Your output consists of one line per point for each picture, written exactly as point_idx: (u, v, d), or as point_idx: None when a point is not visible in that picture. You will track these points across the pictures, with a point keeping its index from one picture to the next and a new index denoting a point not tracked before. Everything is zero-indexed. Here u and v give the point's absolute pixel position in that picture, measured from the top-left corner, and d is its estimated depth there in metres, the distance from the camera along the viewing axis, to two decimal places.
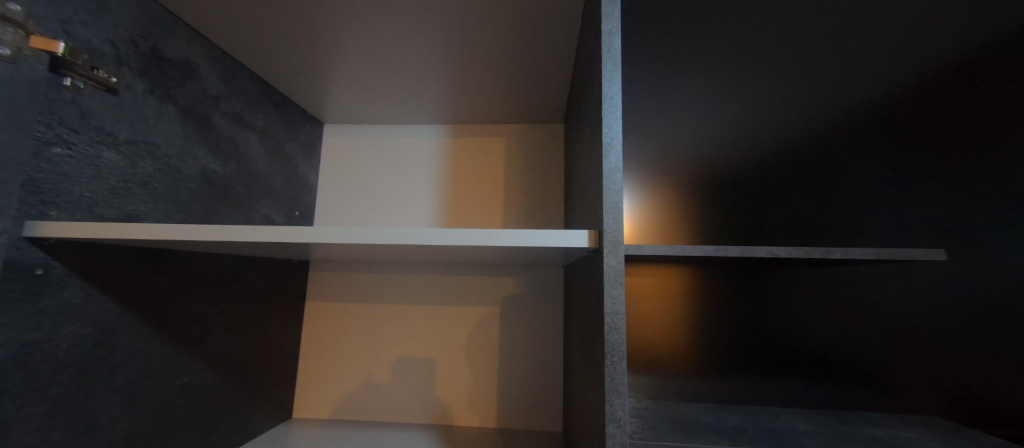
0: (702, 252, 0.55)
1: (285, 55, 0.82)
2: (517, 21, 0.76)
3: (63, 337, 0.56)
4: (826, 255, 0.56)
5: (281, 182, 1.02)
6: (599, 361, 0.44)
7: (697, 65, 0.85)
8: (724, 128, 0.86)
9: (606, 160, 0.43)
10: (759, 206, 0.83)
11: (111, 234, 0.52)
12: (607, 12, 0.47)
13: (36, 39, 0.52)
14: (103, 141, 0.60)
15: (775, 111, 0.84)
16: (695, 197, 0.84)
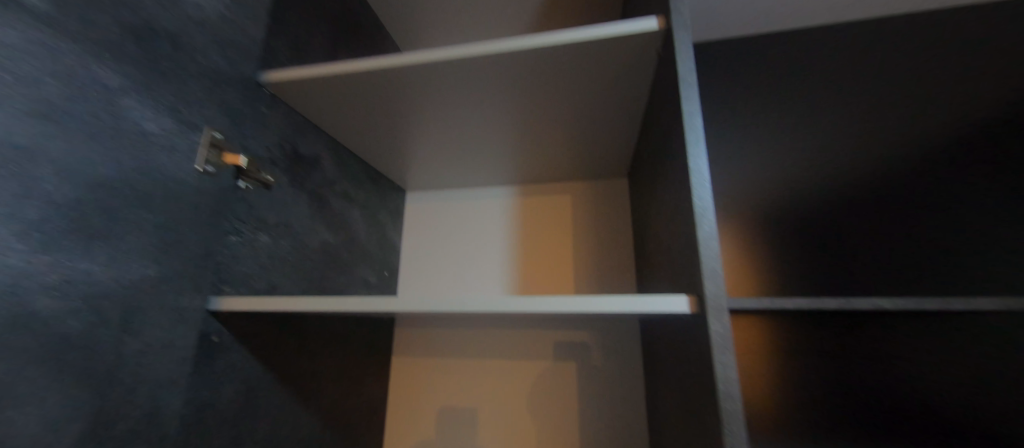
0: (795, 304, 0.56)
1: (385, 139, 0.96)
2: (595, 100, 0.83)
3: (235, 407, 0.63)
4: (942, 306, 0.54)
5: (376, 247, 1.14)
6: (711, 429, 0.43)
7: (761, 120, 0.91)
8: (806, 176, 0.86)
9: (700, 228, 0.45)
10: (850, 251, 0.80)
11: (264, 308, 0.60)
12: (686, 93, 0.52)
13: (226, 155, 0.60)
14: (259, 228, 0.70)
15: (851, 156, 0.84)
16: (782, 248, 0.82)
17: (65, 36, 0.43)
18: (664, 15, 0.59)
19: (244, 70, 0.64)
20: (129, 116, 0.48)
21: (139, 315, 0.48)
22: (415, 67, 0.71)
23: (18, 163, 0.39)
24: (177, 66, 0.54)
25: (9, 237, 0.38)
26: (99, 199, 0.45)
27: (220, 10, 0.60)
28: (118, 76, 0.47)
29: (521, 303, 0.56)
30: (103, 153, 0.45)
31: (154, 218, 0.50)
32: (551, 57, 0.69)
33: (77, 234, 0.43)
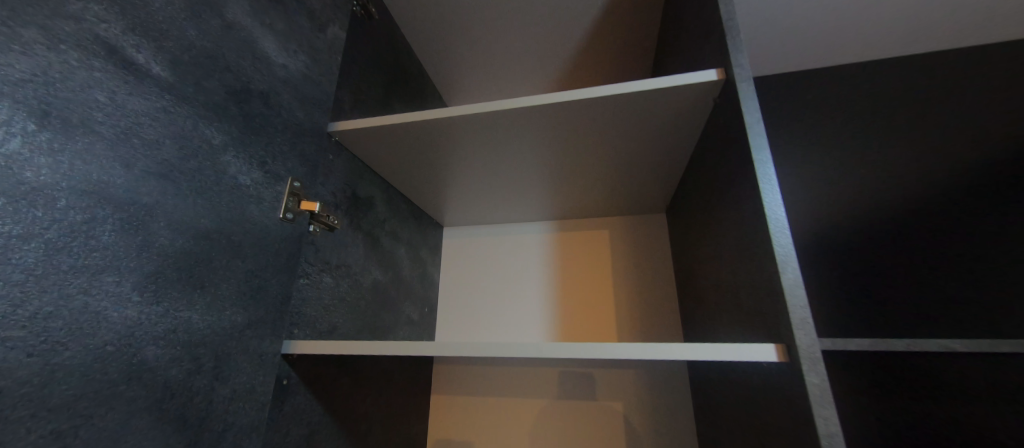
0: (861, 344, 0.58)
1: (434, 179, 0.99)
2: (646, 145, 0.82)
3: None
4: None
5: (419, 283, 1.15)
6: None
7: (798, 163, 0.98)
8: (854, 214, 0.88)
9: (785, 277, 0.47)
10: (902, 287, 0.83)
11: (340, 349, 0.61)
12: (756, 143, 0.54)
13: (302, 203, 0.63)
14: (324, 269, 0.72)
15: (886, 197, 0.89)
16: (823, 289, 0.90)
17: (183, 102, 0.46)
18: (724, 67, 0.61)
19: (318, 123, 0.69)
20: (229, 171, 0.51)
21: (229, 361, 0.50)
22: (475, 118, 0.74)
23: (139, 220, 0.42)
24: (267, 122, 0.58)
25: (129, 291, 0.40)
26: (201, 250, 0.47)
27: (303, 69, 0.65)
28: (221, 134, 0.51)
29: (602, 349, 0.54)
30: (206, 207, 0.48)
31: (245, 266, 0.53)
32: (610, 105, 0.69)
33: (182, 284, 0.45)
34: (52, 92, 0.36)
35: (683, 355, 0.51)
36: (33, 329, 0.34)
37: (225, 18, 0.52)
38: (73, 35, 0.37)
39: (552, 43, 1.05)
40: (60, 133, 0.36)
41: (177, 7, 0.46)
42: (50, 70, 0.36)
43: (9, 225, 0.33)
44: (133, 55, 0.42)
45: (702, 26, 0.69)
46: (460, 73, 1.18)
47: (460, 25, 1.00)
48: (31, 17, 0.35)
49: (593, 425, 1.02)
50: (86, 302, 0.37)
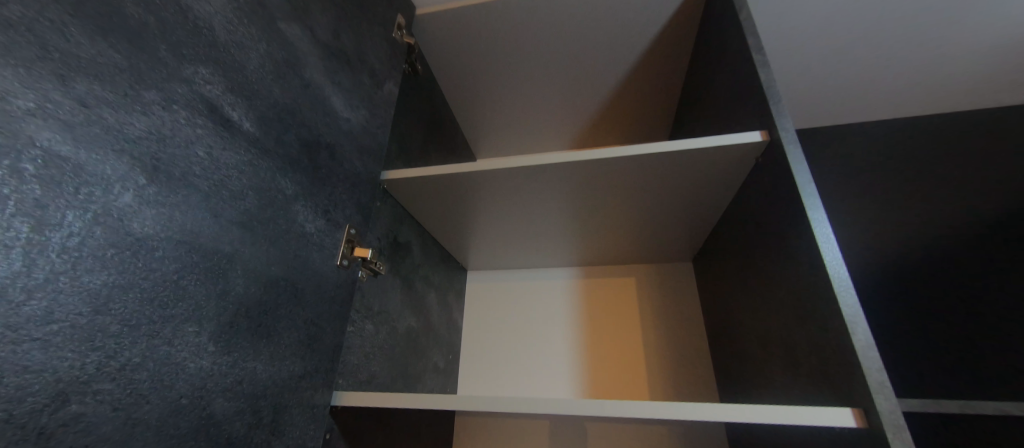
0: None
1: (467, 226, 1.00)
2: (683, 199, 0.83)
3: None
4: None
5: (446, 329, 1.13)
6: None
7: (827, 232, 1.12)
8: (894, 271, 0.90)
9: (856, 338, 0.47)
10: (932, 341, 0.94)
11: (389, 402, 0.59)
12: (811, 202, 0.55)
13: (356, 249, 0.64)
14: (367, 316, 0.71)
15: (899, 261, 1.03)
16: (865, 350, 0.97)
17: (264, 155, 0.49)
18: (768, 129, 0.63)
19: (372, 172, 0.72)
20: (297, 220, 0.53)
21: (284, 413, 0.49)
22: (519, 169, 0.76)
23: (220, 269, 0.43)
24: (330, 173, 0.60)
25: (206, 341, 0.40)
26: (269, 298, 0.48)
27: (362, 122, 0.68)
28: (294, 186, 0.53)
29: (674, 408, 0.53)
30: (276, 255, 0.50)
31: (306, 313, 0.54)
32: (651, 161, 0.71)
33: (250, 333, 0.45)
34: (161, 147, 0.38)
35: (760, 417, 0.50)
36: (121, 382, 0.33)
37: (304, 79, 0.56)
38: (183, 95, 0.40)
39: (582, 98, 1.09)
40: (164, 186, 0.38)
41: (267, 70, 0.50)
42: (163, 128, 0.38)
43: (113, 275, 0.33)
44: (229, 112, 0.45)
45: (736, 90, 0.73)
46: (491, 126, 1.22)
47: (496, 83, 1.05)
48: (154, 80, 0.38)
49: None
50: (169, 352, 0.37)
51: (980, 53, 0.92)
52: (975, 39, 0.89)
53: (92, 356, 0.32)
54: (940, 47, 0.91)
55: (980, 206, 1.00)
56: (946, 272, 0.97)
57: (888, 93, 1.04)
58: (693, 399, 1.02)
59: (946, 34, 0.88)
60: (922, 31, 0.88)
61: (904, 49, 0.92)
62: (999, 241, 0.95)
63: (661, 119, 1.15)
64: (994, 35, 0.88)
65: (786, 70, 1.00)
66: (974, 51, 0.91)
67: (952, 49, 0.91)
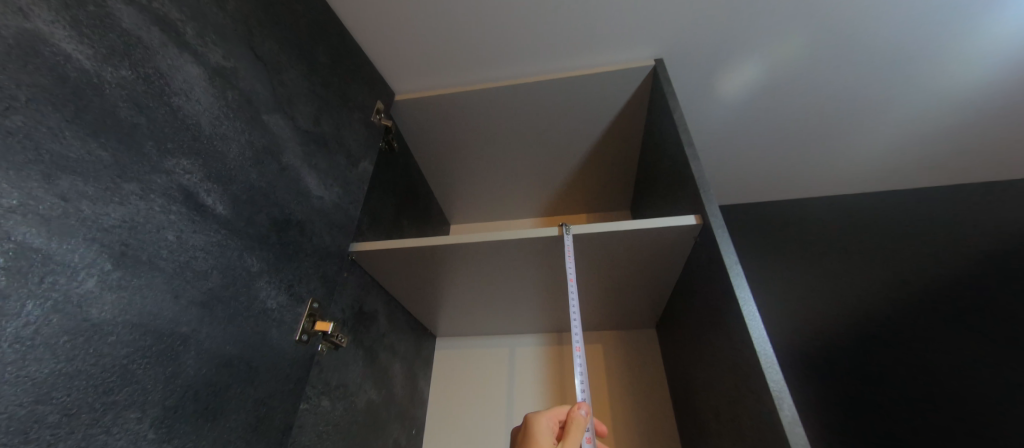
0: None
1: (435, 295, 1.02)
2: (637, 272, 0.87)
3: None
4: None
5: (409, 401, 1.09)
6: None
7: (776, 307, 1.20)
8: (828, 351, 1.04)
9: (783, 414, 0.50)
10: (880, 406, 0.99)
11: None
12: (738, 281, 0.61)
13: (317, 323, 0.65)
14: (323, 392, 0.70)
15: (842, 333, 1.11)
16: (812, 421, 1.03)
17: (234, 235, 0.52)
18: (701, 214, 0.70)
19: (341, 245, 0.74)
20: (259, 296, 0.55)
21: None
22: (481, 243, 0.80)
23: (172, 351, 0.43)
24: (298, 248, 0.63)
25: (146, 428, 0.40)
26: (219, 379, 0.48)
27: (335, 199, 0.72)
28: (259, 263, 0.55)
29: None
30: (232, 333, 0.50)
31: (256, 392, 0.53)
32: (603, 238, 0.76)
33: (194, 416, 0.45)
34: (132, 234, 0.40)
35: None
36: None
37: (281, 163, 0.60)
38: (161, 185, 0.43)
39: (548, 173, 1.17)
40: (128, 270, 0.40)
41: (246, 157, 0.55)
42: (137, 217, 0.41)
43: (62, 363, 0.34)
44: (204, 198, 0.48)
45: (677, 177, 0.81)
46: (463, 198, 1.28)
47: (468, 158, 1.12)
48: (135, 173, 0.41)
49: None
50: (105, 442, 0.36)
51: (873, 149, 1.12)
52: (874, 132, 1.06)
53: None
54: (838, 145, 1.11)
55: (894, 278, 1.15)
56: (877, 336, 1.08)
57: (804, 173, 1.22)
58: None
59: (853, 124, 1.04)
60: (832, 126, 1.05)
61: (818, 141, 1.10)
62: (908, 307, 1.09)
63: (622, 195, 1.23)
64: (893, 127, 1.05)
65: (720, 154, 1.16)
66: (869, 147, 1.12)
67: (846, 147, 1.12)
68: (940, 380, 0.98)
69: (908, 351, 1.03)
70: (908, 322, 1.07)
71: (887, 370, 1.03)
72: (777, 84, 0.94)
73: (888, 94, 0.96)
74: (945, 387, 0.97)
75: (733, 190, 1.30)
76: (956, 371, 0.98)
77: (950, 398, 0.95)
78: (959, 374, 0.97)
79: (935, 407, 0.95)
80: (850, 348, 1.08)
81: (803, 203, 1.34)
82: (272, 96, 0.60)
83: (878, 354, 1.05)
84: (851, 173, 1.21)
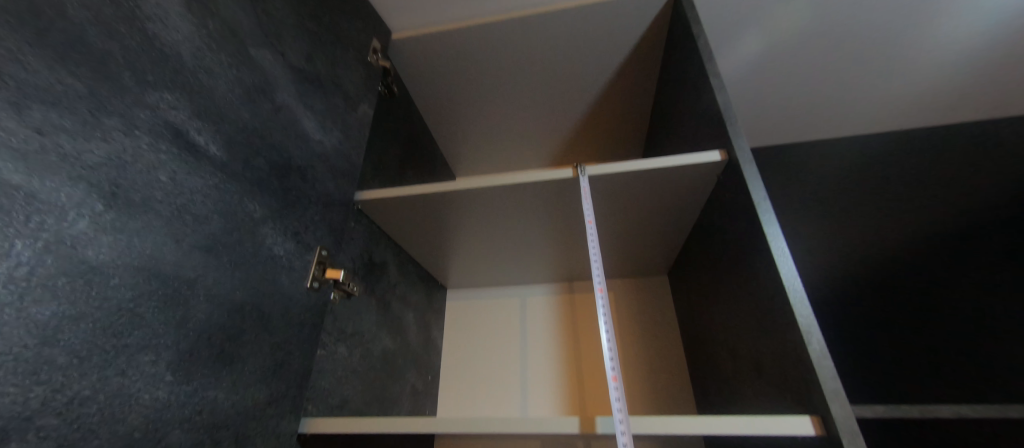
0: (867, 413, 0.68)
1: (444, 245, 1.00)
2: (653, 215, 0.84)
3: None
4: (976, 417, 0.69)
5: (423, 349, 1.11)
6: None
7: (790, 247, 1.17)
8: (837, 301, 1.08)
9: (812, 348, 0.49)
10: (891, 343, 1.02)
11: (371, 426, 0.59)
12: (766, 218, 0.58)
13: (328, 271, 0.64)
14: (340, 339, 0.70)
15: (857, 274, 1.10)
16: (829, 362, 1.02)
17: (232, 178, 0.49)
18: (726, 149, 0.65)
19: (346, 193, 0.72)
20: (266, 242, 0.53)
21: (248, 442, 0.48)
22: (491, 188, 0.77)
23: (180, 296, 0.42)
24: (302, 194, 0.60)
25: (163, 371, 0.39)
26: (233, 324, 0.47)
27: (336, 144, 0.68)
28: (262, 208, 0.53)
29: (660, 424, 0.53)
30: (241, 280, 0.49)
31: (272, 337, 0.53)
32: (620, 179, 0.72)
33: (211, 361, 0.44)
34: (120, 174, 0.37)
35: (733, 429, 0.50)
36: (68, 417, 0.32)
37: (275, 102, 0.57)
38: (146, 121, 0.40)
39: (557, 116, 1.11)
40: (122, 212, 0.37)
41: (236, 94, 0.51)
42: (124, 155, 0.38)
43: (63, 305, 0.32)
44: (195, 137, 0.45)
45: (698, 112, 0.76)
46: (468, 146, 1.23)
47: (473, 103, 1.07)
48: (115, 106, 0.38)
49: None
50: (122, 384, 0.36)
51: (902, 86, 1.07)
52: (901, 65, 1.00)
53: (38, 390, 0.30)
54: (862, 80, 1.05)
55: (903, 217, 1.15)
56: (884, 272, 1.09)
57: (824, 111, 1.16)
58: (668, 414, 0.99)
59: (880, 55, 0.98)
60: (857, 56, 0.99)
61: (846, 76, 1.04)
62: (909, 242, 1.11)
63: (633, 139, 1.18)
64: (921, 59, 0.99)
65: (741, 92, 1.10)
66: (899, 82, 1.06)
67: (871, 83, 1.06)
68: (937, 311, 1.02)
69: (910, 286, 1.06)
70: (909, 259, 1.09)
71: (896, 307, 1.05)
72: (804, 9, 0.88)
73: (921, 19, 0.89)
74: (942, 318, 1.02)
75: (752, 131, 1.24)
76: (954, 303, 1.02)
77: (947, 328, 1.00)
78: (958, 308, 1.02)
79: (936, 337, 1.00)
80: (864, 288, 1.08)
81: (826, 143, 1.27)
82: (256, 27, 0.55)
83: (888, 292, 1.07)
84: (875, 111, 1.15)
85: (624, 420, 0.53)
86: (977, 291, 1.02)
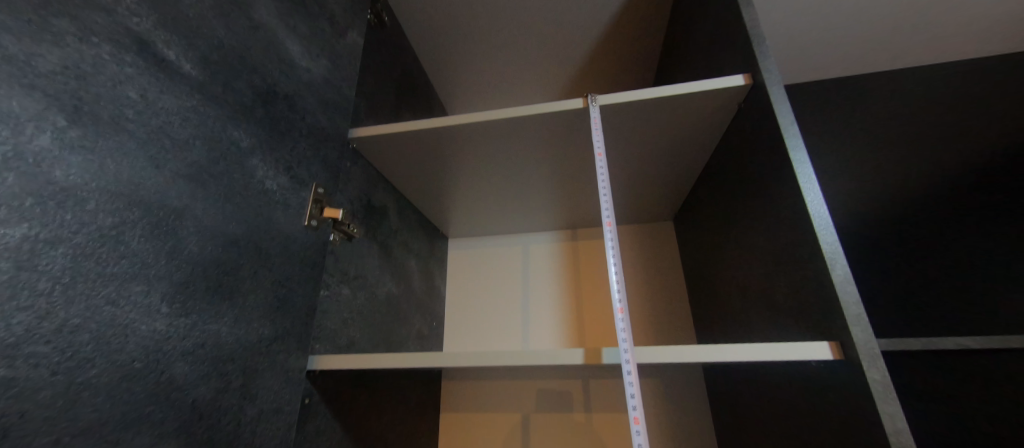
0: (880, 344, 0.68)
1: (445, 190, 0.97)
2: (664, 152, 0.80)
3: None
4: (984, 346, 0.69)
5: (427, 295, 1.10)
6: None
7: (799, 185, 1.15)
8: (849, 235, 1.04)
9: (835, 274, 0.47)
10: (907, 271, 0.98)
11: (385, 363, 0.59)
12: (793, 144, 0.54)
13: (326, 209, 0.61)
14: (343, 280, 0.68)
15: (879, 205, 1.04)
16: None
17: (213, 102, 0.44)
18: (751, 72, 0.60)
19: (340, 129, 0.67)
20: (257, 175, 0.49)
21: (256, 377, 0.47)
22: (492, 124, 0.72)
23: (168, 226, 0.39)
24: (292, 126, 0.56)
25: (158, 302, 0.37)
26: (230, 259, 0.45)
27: (325, 73, 0.63)
28: (249, 138, 0.49)
29: (670, 353, 0.52)
30: (236, 213, 0.46)
31: (272, 275, 0.51)
32: (632, 110, 0.67)
33: (210, 295, 0.42)
34: (82, 85, 0.33)
35: (744, 355, 0.49)
36: (59, 345, 0.30)
37: (253, 19, 0.51)
38: (105, 26, 0.35)
39: (560, 50, 1.04)
40: (90, 129, 0.33)
41: (209, 6, 0.45)
42: (83, 64, 0.33)
43: (35, 228, 0.29)
44: (164, 51, 0.40)
45: (718, 34, 0.70)
46: (465, 86, 1.16)
47: (472, 37, 0.99)
48: (65, 6, 0.33)
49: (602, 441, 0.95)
50: (115, 314, 0.33)
51: (938, 17, 0.96)
52: None
53: (19, 316, 0.28)
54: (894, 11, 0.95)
55: (937, 136, 1.05)
56: (910, 198, 1.02)
57: (848, 49, 1.07)
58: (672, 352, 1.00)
59: None
60: None
61: (888, 9, 0.95)
62: (941, 163, 1.03)
63: (641, 74, 1.11)
64: None
65: (768, 28, 1.01)
66: (939, 14, 0.96)
67: (904, 13, 0.96)
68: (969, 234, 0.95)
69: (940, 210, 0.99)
70: (941, 180, 1.01)
71: (920, 233, 0.99)
72: None
73: None
74: (976, 240, 0.94)
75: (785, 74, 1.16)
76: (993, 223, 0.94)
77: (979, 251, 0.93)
78: (999, 227, 0.93)
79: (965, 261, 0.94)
80: (885, 217, 1.03)
81: (855, 76, 1.15)
82: None
83: (911, 218, 1.01)
84: (905, 47, 1.05)
85: (630, 349, 0.52)
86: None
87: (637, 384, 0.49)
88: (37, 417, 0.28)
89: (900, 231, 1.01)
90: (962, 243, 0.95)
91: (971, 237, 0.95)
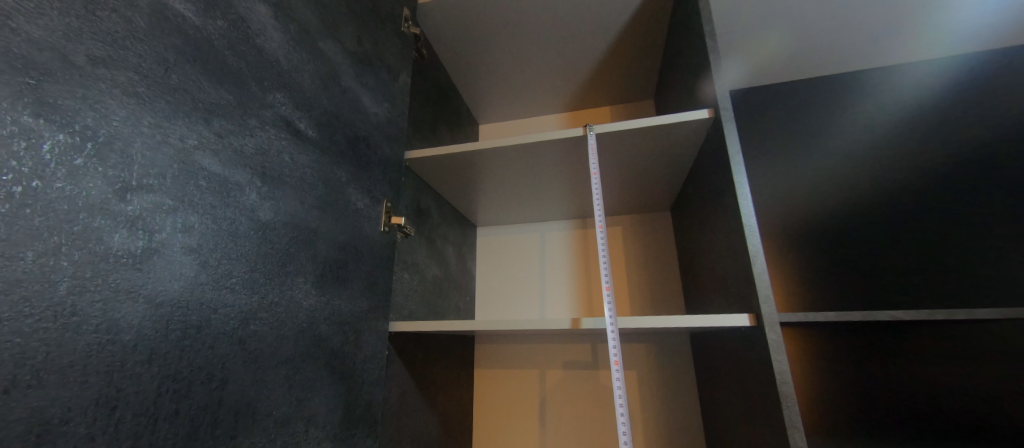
0: (824, 317, 0.88)
1: (477, 193, 1.18)
2: (654, 162, 0.97)
3: (396, 409, 0.79)
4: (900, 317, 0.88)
5: (461, 275, 1.33)
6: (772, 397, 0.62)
7: (784, 177, 1.30)
8: (820, 224, 1.23)
9: (755, 265, 0.67)
10: (861, 250, 1.18)
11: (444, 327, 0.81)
12: (738, 168, 0.72)
13: (392, 217, 0.82)
14: (404, 267, 0.91)
15: (840, 201, 1.24)
16: (805, 275, 1.20)
17: (325, 153, 0.66)
18: (713, 107, 0.77)
19: (398, 154, 0.88)
20: (352, 199, 0.71)
21: (361, 334, 0.70)
22: (513, 147, 0.91)
23: (310, 240, 0.61)
24: (369, 159, 0.77)
25: (309, 288, 0.60)
26: (342, 258, 0.67)
27: (386, 113, 0.84)
28: (346, 173, 0.70)
29: (642, 322, 0.72)
30: (341, 226, 0.68)
31: (364, 267, 0.73)
32: (623, 135, 0.86)
33: (333, 282, 0.65)
34: (265, 158, 0.55)
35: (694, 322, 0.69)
36: (270, 312, 0.53)
37: (342, 86, 0.71)
38: (270, 117, 0.57)
39: (569, 66, 1.21)
40: (271, 185, 0.55)
41: (318, 86, 0.66)
42: (264, 144, 0.55)
43: (256, 246, 0.52)
44: (299, 125, 0.61)
45: (698, 67, 0.87)
46: (489, 97, 1.35)
47: (495, 60, 1.17)
48: (252, 111, 0.54)
49: (605, 393, 1.17)
50: (291, 295, 0.56)
51: (884, 38, 1.15)
52: (880, 22, 1.09)
53: (253, 297, 0.51)
54: (843, 36, 1.14)
55: (885, 136, 1.26)
56: (864, 189, 1.23)
57: (813, 59, 1.25)
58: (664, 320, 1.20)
59: (859, 15, 1.07)
60: (839, 16, 1.07)
61: (841, 29, 1.12)
62: (887, 160, 1.24)
63: (643, 82, 1.27)
64: (898, 17, 1.07)
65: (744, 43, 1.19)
66: (885, 36, 1.14)
67: (854, 36, 1.14)
68: (902, 216, 1.18)
69: (884, 197, 1.21)
70: (884, 174, 1.24)
71: (869, 216, 1.21)
72: None
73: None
74: (904, 220, 1.18)
75: (760, 71, 1.30)
76: (919, 209, 1.18)
77: (908, 230, 1.17)
78: (921, 211, 1.18)
79: (898, 237, 1.17)
80: (846, 207, 1.23)
81: (828, 78, 1.33)
82: (322, 24, 0.68)
83: (863, 206, 1.22)
84: (864, 56, 1.23)
85: (614, 318, 0.72)
86: (941, 196, 1.17)
87: (617, 340, 0.70)
88: (266, 351, 0.52)
89: (856, 217, 1.21)
90: (899, 225, 1.18)
91: (903, 221, 1.18)
